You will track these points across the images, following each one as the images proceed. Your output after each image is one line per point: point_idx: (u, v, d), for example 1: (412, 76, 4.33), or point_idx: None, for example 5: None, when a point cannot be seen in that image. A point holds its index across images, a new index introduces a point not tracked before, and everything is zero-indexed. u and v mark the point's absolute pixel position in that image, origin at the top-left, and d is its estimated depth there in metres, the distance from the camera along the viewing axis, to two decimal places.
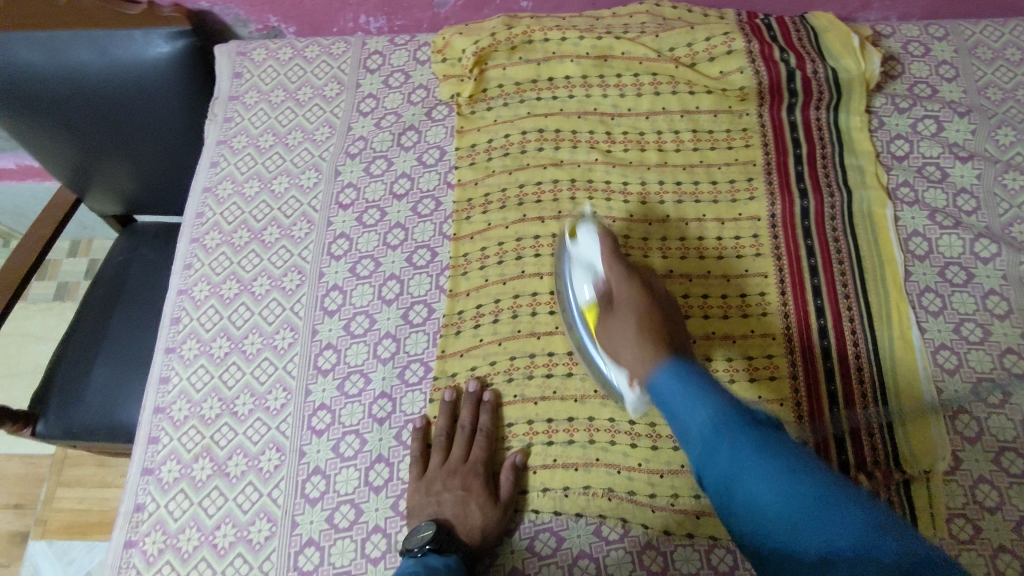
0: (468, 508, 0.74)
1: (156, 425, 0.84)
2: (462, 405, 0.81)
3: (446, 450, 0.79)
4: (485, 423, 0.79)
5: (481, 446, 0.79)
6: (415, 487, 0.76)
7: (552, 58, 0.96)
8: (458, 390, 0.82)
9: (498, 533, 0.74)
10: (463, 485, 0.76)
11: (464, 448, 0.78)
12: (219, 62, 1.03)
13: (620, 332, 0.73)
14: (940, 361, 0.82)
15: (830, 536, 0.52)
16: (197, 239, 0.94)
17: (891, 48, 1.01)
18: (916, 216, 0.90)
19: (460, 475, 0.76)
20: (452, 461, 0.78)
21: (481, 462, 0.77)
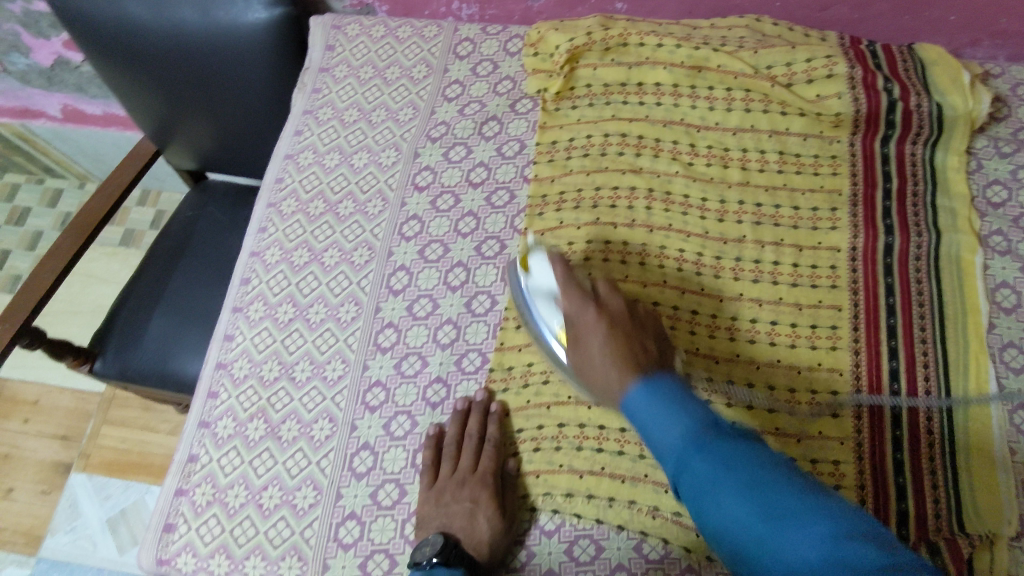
0: (476, 522, 0.74)
1: (216, 379, 0.86)
2: (470, 413, 0.80)
3: (455, 458, 0.78)
4: (494, 434, 0.78)
5: (490, 458, 0.78)
6: (426, 497, 0.76)
7: (645, 63, 0.95)
8: (468, 398, 0.82)
9: (505, 548, 0.74)
10: (473, 497, 0.75)
11: (473, 459, 0.77)
12: (314, 33, 1.05)
13: (587, 357, 0.71)
14: (1017, 422, 0.78)
15: (798, 549, 0.50)
16: (274, 204, 0.96)
17: (999, 89, 0.97)
18: (1007, 267, 0.86)
19: (469, 486, 0.76)
20: (462, 472, 0.77)
21: (489, 472, 0.77)
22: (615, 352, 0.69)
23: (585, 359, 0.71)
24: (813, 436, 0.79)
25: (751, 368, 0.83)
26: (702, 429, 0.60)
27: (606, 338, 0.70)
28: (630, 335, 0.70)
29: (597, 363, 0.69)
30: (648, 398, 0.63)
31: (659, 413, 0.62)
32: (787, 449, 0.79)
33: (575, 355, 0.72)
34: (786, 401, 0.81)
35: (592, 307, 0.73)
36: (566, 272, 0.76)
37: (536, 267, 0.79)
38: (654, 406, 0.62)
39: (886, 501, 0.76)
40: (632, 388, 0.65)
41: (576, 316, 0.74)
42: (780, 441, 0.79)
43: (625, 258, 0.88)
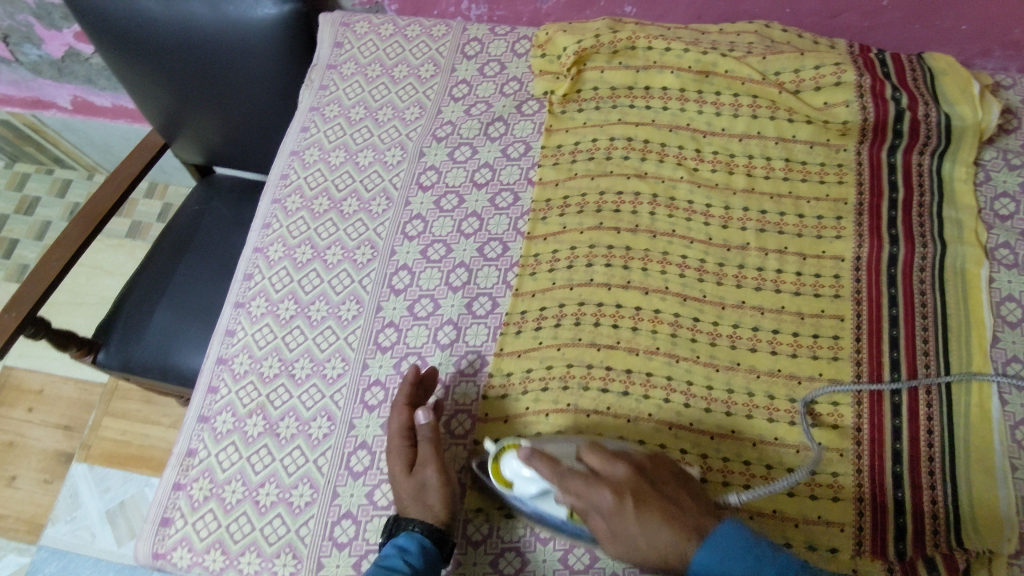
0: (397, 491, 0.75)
1: (216, 374, 0.86)
2: None
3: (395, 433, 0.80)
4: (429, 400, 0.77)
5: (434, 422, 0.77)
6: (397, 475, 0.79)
7: (652, 67, 0.95)
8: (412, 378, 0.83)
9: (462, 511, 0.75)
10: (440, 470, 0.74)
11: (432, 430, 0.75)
12: (322, 30, 1.05)
13: (624, 534, 0.66)
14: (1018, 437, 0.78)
15: None
16: (279, 200, 0.96)
17: (1010, 100, 0.96)
18: (1013, 281, 0.86)
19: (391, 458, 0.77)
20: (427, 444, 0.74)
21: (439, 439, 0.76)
22: (659, 521, 0.66)
23: (628, 538, 0.66)
24: (812, 447, 0.79)
25: (751, 377, 0.83)
26: (783, 572, 0.62)
27: (645, 518, 0.66)
28: (660, 490, 0.68)
29: (639, 539, 0.66)
30: (735, 559, 0.63)
31: (744, 555, 0.63)
32: (785, 459, 0.79)
33: (609, 526, 0.67)
34: (785, 411, 0.81)
35: (602, 489, 0.67)
36: (557, 468, 0.68)
37: (514, 466, 0.72)
38: (741, 555, 0.63)
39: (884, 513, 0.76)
40: (695, 552, 0.64)
41: (586, 501, 0.67)
42: (778, 452, 0.79)
43: (627, 263, 0.88)
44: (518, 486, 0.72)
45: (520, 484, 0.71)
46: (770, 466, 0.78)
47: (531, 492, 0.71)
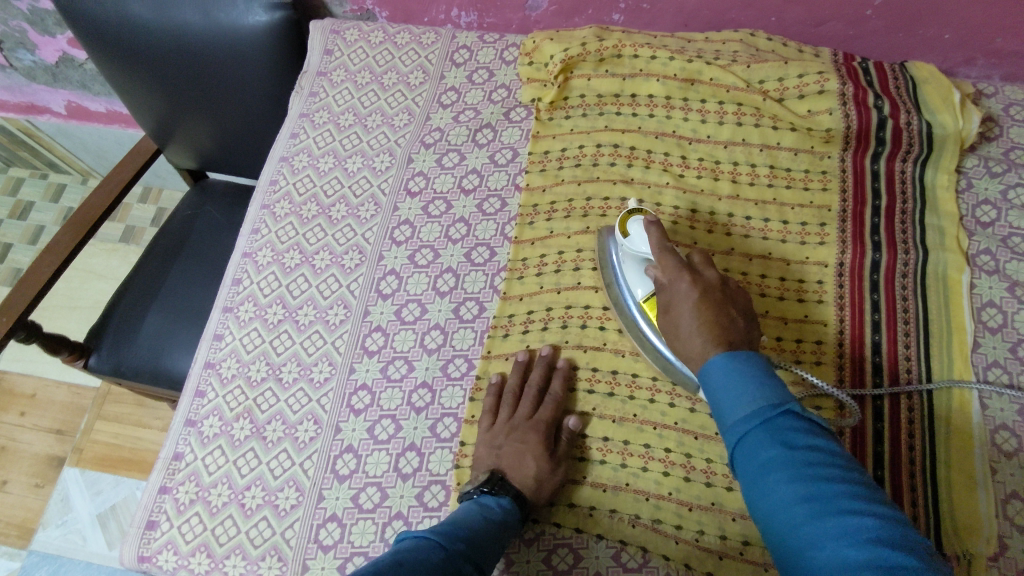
0: (524, 459, 0.74)
1: (204, 379, 0.87)
2: (533, 366, 0.83)
3: (513, 405, 0.80)
4: (558, 387, 0.81)
5: (549, 407, 0.79)
6: (483, 437, 0.78)
7: (638, 74, 0.96)
8: (530, 353, 0.84)
9: (554, 488, 0.75)
10: (524, 439, 0.76)
11: (529, 406, 0.79)
12: (313, 37, 1.06)
13: (674, 328, 0.70)
14: (998, 441, 0.79)
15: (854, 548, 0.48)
16: (268, 205, 0.96)
17: (991, 109, 0.97)
18: (994, 286, 0.86)
19: (521, 430, 0.77)
20: (517, 417, 0.79)
21: (545, 421, 0.78)
22: (695, 321, 0.67)
23: (672, 329, 0.71)
24: None
25: None
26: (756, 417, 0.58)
27: (694, 311, 0.68)
28: (723, 304, 0.69)
29: (684, 337, 0.68)
30: (726, 368, 0.62)
31: (729, 382, 0.61)
32: None
33: (666, 325, 0.72)
34: None
35: (681, 275, 0.71)
36: (662, 240, 0.74)
37: (635, 230, 0.78)
38: (731, 374, 0.61)
39: None
40: (713, 355, 0.64)
41: (667, 282, 0.72)
42: None
43: None
44: (631, 240, 0.78)
45: (632, 244, 0.78)
46: None
47: (641, 258, 0.78)
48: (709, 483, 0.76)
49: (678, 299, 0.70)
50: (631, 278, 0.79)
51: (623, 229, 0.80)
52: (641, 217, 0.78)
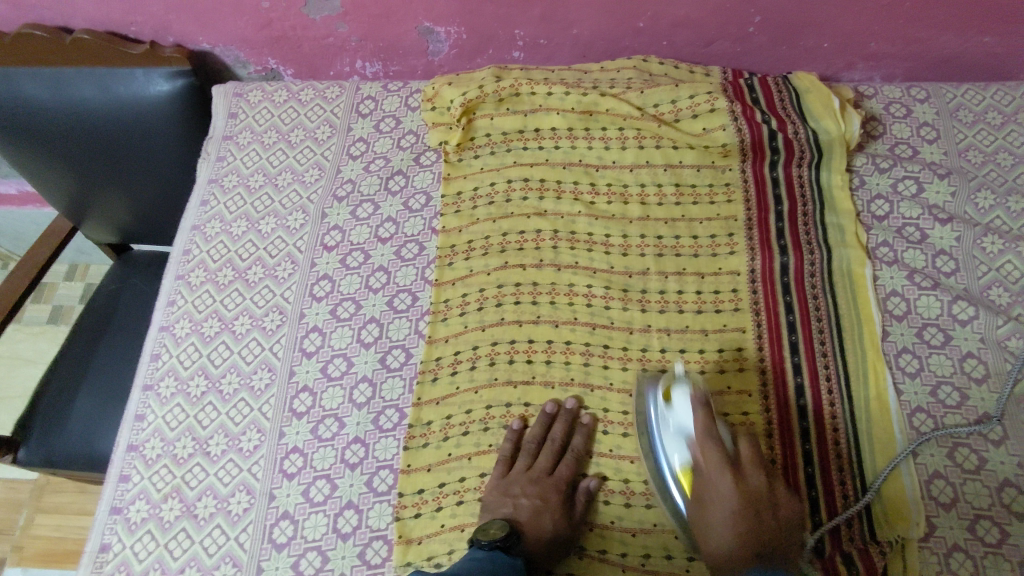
0: (541, 516, 0.76)
1: (128, 462, 0.84)
2: (558, 418, 0.83)
3: (532, 456, 0.81)
4: (580, 443, 0.81)
5: (568, 465, 0.81)
6: (495, 484, 0.79)
7: (538, 110, 0.98)
8: (559, 404, 0.84)
9: (560, 551, 0.76)
10: (542, 495, 0.78)
11: (550, 461, 0.81)
12: (216, 102, 1.06)
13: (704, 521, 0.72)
14: (916, 424, 0.82)
15: None
16: (183, 276, 0.95)
17: (873, 109, 1.03)
18: (895, 275, 0.91)
19: (541, 485, 0.79)
20: (537, 470, 0.80)
21: (564, 479, 0.80)
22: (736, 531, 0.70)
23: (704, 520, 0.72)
24: None
25: None
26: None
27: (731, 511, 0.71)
28: (762, 514, 0.71)
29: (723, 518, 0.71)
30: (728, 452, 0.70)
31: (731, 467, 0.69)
32: None
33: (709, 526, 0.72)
34: None
35: (724, 474, 0.72)
36: (708, 422, 0.75)
37: (680, 401, 0.78)
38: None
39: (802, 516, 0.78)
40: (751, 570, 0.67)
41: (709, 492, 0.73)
42: None
43: (536, 298, 0.90)
44: (675, 446, 0.77)
45: (675, 415, 0.78)
46: None
47: (681, 434, 0.77)
48: (649, 504, 0.79)
49: (726, 496, 0.71)
50: (669, 446, 0.78)
51: (666, 395, 0.79)
52: (686, 390, 0.78)
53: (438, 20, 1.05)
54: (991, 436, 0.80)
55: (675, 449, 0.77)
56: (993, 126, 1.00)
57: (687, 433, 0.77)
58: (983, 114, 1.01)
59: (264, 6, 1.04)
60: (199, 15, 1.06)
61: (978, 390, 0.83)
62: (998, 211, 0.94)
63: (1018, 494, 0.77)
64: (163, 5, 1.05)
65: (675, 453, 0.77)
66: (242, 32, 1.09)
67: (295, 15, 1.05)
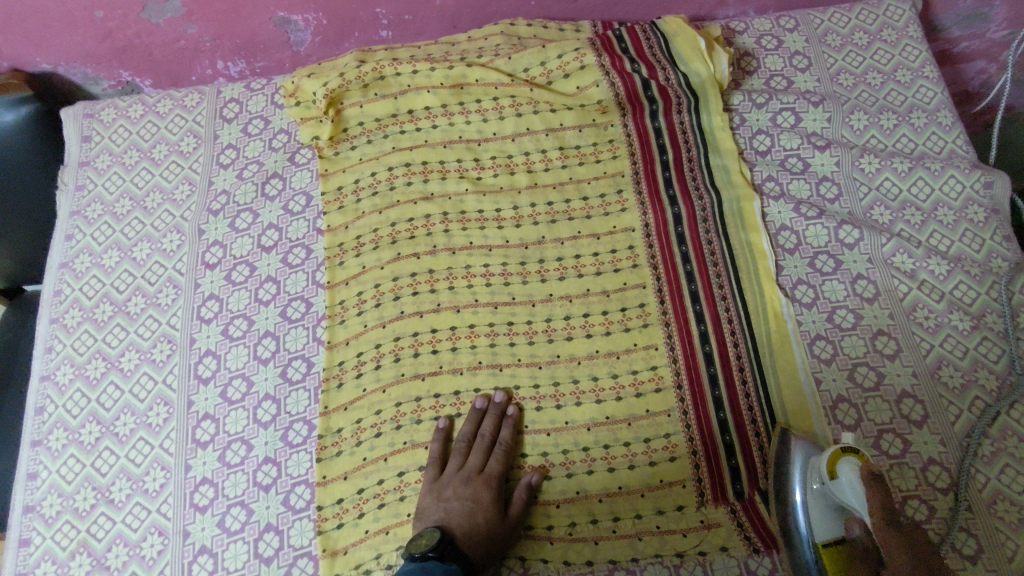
0: (475, 519, 0.74)
1: (26, 525, 0.79)
2: (487, 414, 0.81)
3: (463, 455, 0.79)
4: (508, 437, 0.79)
5: (498, 460, 0.79)
6: (427, 489, 0.76)
7: (408, 90, 0.95)
8: (487, 398, 0.82)
9: (501, 550, 0.74)
10: (474, 496, 0.75)
11: (481, 458, 0.78)
12: (66, 127, 0.99)
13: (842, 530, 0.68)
14: (817, 352, 0.83)
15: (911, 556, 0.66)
16: (56, 318, 0.89)
17: (746, 44, 1.03)
18: (782, 209, 0.92)
19: (473, 484, 0.76)
20: (467, 470, 0.77)
21: (495, 475, 0.77)
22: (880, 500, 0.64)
23: (854, 555, 0.67)
24: (641, 416, 0.81)
25: (573, 365, 0.84)
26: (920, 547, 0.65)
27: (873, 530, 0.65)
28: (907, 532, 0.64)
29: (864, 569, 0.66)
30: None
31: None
32: (619, 435, 0.80)
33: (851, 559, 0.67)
34: (610, 389, 0.82)
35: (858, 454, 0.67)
36: (866, 463, 0.67)
37: (845, 473, 0.68)
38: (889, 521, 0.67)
39: (717, 456, 0.79)
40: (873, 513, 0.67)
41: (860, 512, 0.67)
42: (611, 430, 0.81)
43: (433, 286, 0.88)
44: (836, 484, 0.69)
45: (828, 451, 0.70)
46: (607, 446, 0.80)
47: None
48: (570, 473, 0.79)
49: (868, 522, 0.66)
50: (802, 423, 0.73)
51: (829, 466, 0.70)
52: (853, 463, 0.68)
53: (292, 8, 0.99)
54: (887, 352, 0.83)
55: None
56: (861, 47, 1.02)
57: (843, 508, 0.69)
58: (851, 35, 1.03)
59: (97, 15, 0.96)
60: (28, 34, 0.98)
61: (871, 309, 0.85)
62: (872, 131, 0.96)
63: (915, 404, 0.80)
64: None
65: (812, 486, 0.71)
66: (82, 46, 1.01)
67: (135, 21, 0.98)
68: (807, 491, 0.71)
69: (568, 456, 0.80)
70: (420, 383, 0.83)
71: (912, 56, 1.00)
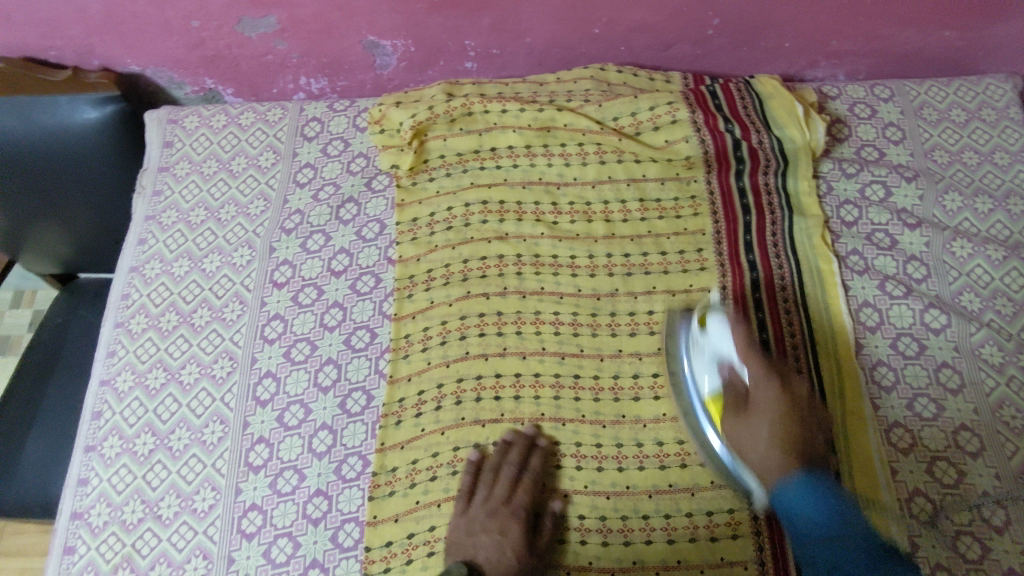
0: (503, 554, 0.72)
1: (72, 532, 0.79)
2: (516, 444, 0.79)
3: (489, 488, 0.77)
4: (536, 466, 0.78)
5: (525, 490, 0.77)
6: (455, 525, 0.74)
7: (493, 128, 0.94)
8: (517, 429, 0.81)
9: None
10: (500, 530, 0.73)
11: (506, 490, 0.76)
12: (149, 131, 1.00)
13: (749, 436, 0.72)
14: (894, 440, 0.79)
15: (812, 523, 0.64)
16: (121, 323, 0.89)
17: (838, 110, 1.01)
18: (866, 285, 0.88)
19: (499, 518, 0.74)
20: (492, 502, 0.75)
21: (522, 506, 0.76)
22: (779, 398, 0.72)
23: (745, 436, 0.72)
24: (705, 487, 0.78)
25: (637, 427, 0.81)
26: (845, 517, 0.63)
27: (775, 425, 0.70)
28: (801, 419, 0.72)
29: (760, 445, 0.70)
30: (799, 491, 0.65)
31: (800, 500, 0.65)
32: (681, 504, 0.77)
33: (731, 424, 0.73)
34: (675, 455, 0.79)
35: (768, 383, 0.73)
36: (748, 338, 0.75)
37: (714, 325, 0.77)
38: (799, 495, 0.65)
39: (783, 541, 0.74)
40: (790, 479, 0.66)
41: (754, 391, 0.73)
42: (673, 499, 0.77)
43: (501, 329, 0.86)
44: (708, 334, 0.78)
45: (707, 339, 0.78)
46: (668, 515, 0.77)
47: (716, 355, 0.77)
48: (627, 541, 0.76)
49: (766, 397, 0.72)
50: (699, 369, 0.78)
51: (701, 321, 0.80)
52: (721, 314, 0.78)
53: (383, 33, 0.99)
54: (969, 449, 0.78)
55: (702, 370, 0.78)
56: (959, 125, 0.99)
57: (716, 356, 0.77)
58: (948, 111, 1.00)
59: (193, 24, 0.97)
60: (123, 37, 0.98)
61: (955, 401, 0.81)
62: (966, 214, 0.92)
63: (998, 508, 0.75)
64: (83, 27, 0.96)
65: (705, 375, 0.77)
66: (173, 52, 1.02)
67: (228, 33, 0.98)
68: (697, 375, 0.79)
69: (625, 523, 0.77)
70: (480, 429, 0.81)
71: (1012, 139, 0.97)
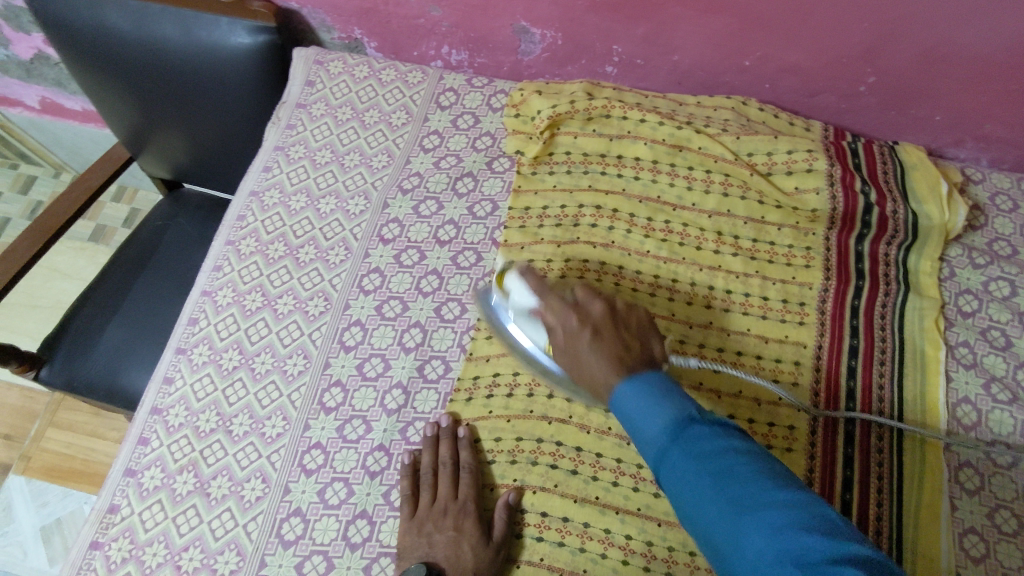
0: (459, 550, 0.71)
1: (150, 425, 0.84)
2: (441, 440, 0.79)
3: (433, 487, 0.76)
4: (468, 459, 0.77)
5: (468, 483, 0.76)
6: (406, 527, 0.74)
7: (626, 136, 0.94)
8: (435, 424, 0.80)
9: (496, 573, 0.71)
10: (455, 526, 0.73)
11: (450, 486, 0.76)
12: (295, 66, 1.04)
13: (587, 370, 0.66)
14: (966, 546, 0.75)
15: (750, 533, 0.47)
16: (232, 242, 0.94)
17: (978, 197, 0.97)
18: (970, 380, 0.84)
19: (450, 515, 0.74)
20: (441, 500, 0.75)
21: (469, 500, 0.75)
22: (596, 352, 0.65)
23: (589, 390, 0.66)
24: None
25: None
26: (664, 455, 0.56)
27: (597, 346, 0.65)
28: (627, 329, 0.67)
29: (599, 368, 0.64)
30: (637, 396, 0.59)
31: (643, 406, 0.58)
32: None
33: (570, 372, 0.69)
34: None
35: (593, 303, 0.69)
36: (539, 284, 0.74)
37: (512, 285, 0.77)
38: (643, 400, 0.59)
39: None
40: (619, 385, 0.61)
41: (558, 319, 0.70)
42: None
43: None
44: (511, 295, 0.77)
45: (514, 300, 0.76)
46: None
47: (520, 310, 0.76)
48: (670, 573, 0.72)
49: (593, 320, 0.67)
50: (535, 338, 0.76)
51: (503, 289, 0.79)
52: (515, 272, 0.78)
53: (536, 21, 1.00)
54: None
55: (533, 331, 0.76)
56: None
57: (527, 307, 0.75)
58: None
59: None
60: None
61: None
62: None
63: None
64: None
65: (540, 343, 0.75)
66: None
67: None
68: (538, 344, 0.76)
69: (671, 554, 0.73)
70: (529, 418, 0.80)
71: None
